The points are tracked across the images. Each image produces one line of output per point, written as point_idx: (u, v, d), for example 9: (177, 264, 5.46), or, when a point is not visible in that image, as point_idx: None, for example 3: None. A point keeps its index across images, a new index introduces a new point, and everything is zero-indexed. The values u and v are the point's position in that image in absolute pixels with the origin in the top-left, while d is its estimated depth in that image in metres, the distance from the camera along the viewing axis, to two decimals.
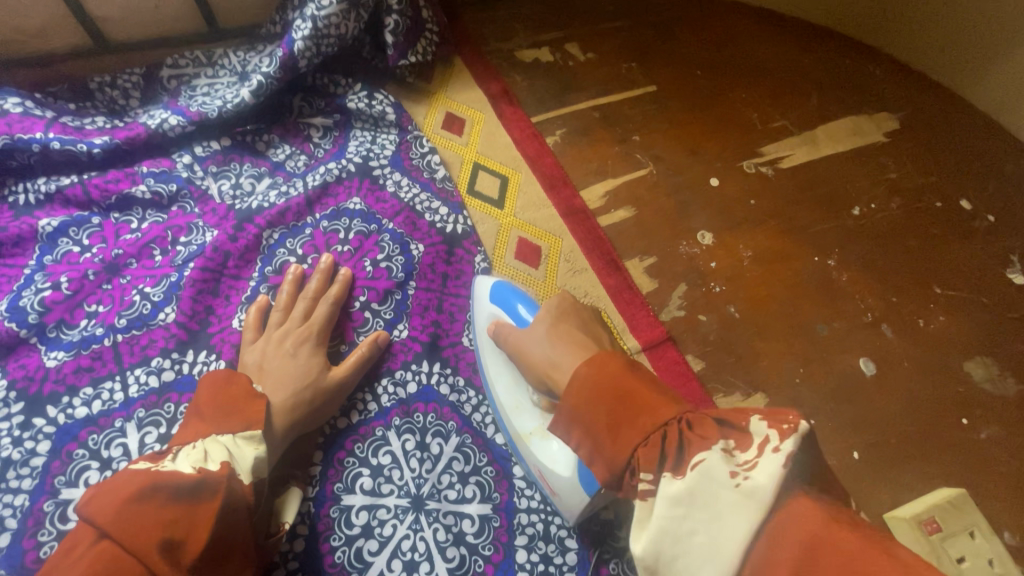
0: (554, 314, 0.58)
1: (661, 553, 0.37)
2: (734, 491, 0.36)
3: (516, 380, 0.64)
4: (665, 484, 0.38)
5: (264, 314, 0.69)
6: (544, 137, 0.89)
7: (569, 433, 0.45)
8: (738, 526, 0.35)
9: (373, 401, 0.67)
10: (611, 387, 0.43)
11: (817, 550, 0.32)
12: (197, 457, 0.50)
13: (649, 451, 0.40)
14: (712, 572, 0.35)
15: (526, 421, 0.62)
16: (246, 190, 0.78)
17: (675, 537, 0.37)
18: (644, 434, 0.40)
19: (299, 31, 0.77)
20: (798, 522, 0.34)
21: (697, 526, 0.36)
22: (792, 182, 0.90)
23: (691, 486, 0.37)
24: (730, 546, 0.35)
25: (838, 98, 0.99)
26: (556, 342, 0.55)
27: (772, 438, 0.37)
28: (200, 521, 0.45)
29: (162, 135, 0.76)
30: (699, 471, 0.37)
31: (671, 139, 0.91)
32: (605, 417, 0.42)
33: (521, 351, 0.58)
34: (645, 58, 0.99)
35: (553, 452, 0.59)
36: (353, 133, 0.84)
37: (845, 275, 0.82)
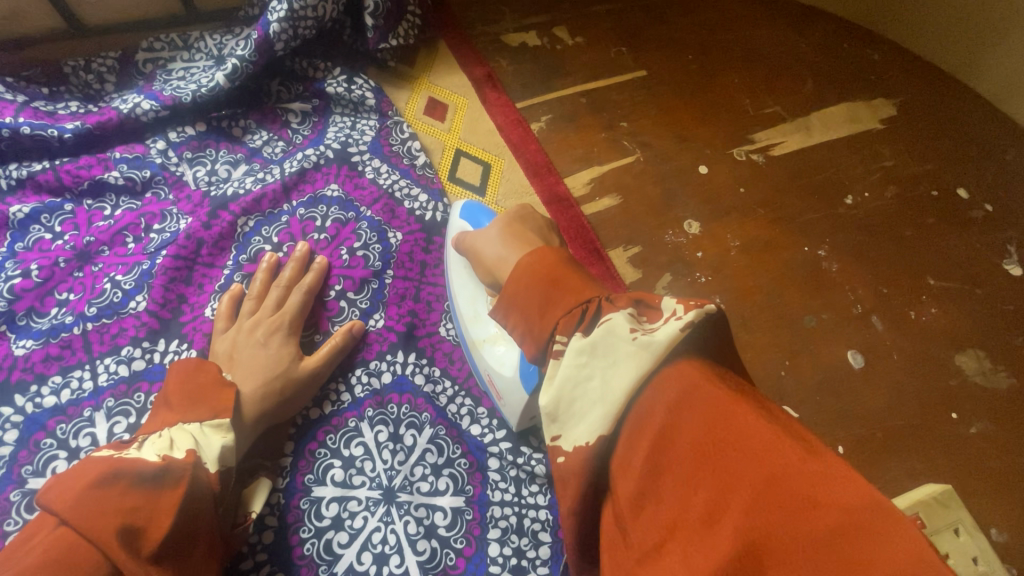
0: (508, 219, 0.64)
1: (561, 397, 0.39)
2: (632, 343, 0.38)
3: (475, 295, 0.66)
4: (574, 342, 0.40)
5: (237, 303, 0.67)
6: (529, 123, 0.87)
7: (507, 315, 0.47)
8: (631, 369, 0.38)
9: (347, 391, 0.66)
10: (543, 270, 0.45)
11: (709, 414, 0.35)
12: (163, 444, 0.49)
13: (569, 321, 0.41)
14: (603, 413, 0.38)
15: (483, 329, 0.64)
16: (221, 176, 0.76)
17: (574, 383, 0.39)
18: (568, 308, 0.42)
19: (275, 12, 0.75)
20: (681, 376, 0.37)
21: (596, 372, 0.39)
22: (784, 170, 0.87)
23: (596, 338, 0.39)
24: (619, 391, 0.38)
25: (834, 83, 0.96)
26: (508, 243, 0.61)
27: (678, 309, 0.39)
28: (162, 509, 0.44)
29: (135, 120, 0.75)
30: (606, 327, 0.39)
31: (660, 125, 0.89)
32: (537, 295, 0.44)
33: (477, 251, 0.63)
34: (636, 42, 0.96)
35: (501, 356, 0.61)
36: (332, 118, 0.82)
37: (836, 265, 0.80)
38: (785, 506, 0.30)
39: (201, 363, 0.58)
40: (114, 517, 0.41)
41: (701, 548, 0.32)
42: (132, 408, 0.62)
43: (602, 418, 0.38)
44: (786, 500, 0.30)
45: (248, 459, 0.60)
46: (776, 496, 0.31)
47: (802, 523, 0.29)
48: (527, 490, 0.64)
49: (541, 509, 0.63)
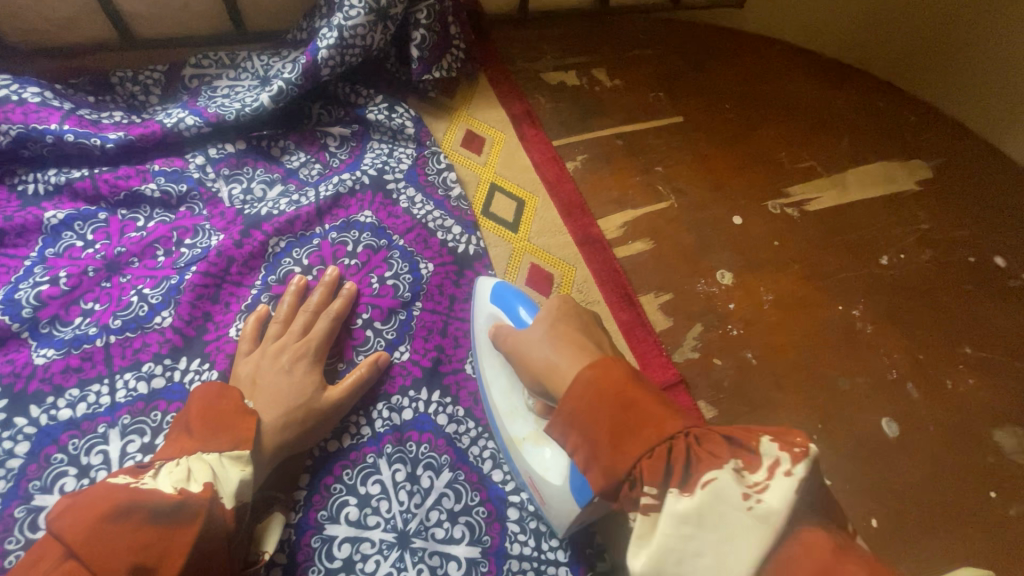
0: (552, 317, 0.55)
1: (663, 572, 0.37)
2: (746, 514, 0.36)
3: (514, 389, 0.62)
4: (672, 500, 0.38)
5: (262, 324, 0.66)
6: (565, 162, 0.87)
7: (567, 435, 0.44)
8: (748, 549, 0.35)
9: (367, 425, 0.64)
10: (617, 398, 0.42)
11: None
12: (180, 475, 0.47)
13: (653, 463, 0.39)
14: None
15: (522, 427, 0.61)
16: (257, 196, 0.76)
17: (678, 557, 0.37)
18: (648, 447, 0.39)
19: (324, 39, 0.76)
20: (812, 555, 0.34)
21: (704, 546, 0.36)
22: (819, 225, 0.86)
23: (701, 505, 0.37)
24: (738, 571, 0.35)
25: (870, 141, 0.96)
26: (557, 345, 0.52)
27: (784, 460, 0.37)
28: (178, 546, 0.42)
29: (177, 134, 0.75)
30: (710, 491, 0.37)
31: (696, 172, 0.89)
32: (608, 426, 0.41)
33: (522, 354, 0.54)
34: (674, 88, 0.97)
35: (546, 460, 0.58)
36: (370, 144, 0.82)
37: (870, 326, 0.78)
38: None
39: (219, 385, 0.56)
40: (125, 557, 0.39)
41: None
42: (148, 428, 0.61)
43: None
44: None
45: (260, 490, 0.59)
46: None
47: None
48: (547, 544, 0.61)
49: (561, 566, 0.60)
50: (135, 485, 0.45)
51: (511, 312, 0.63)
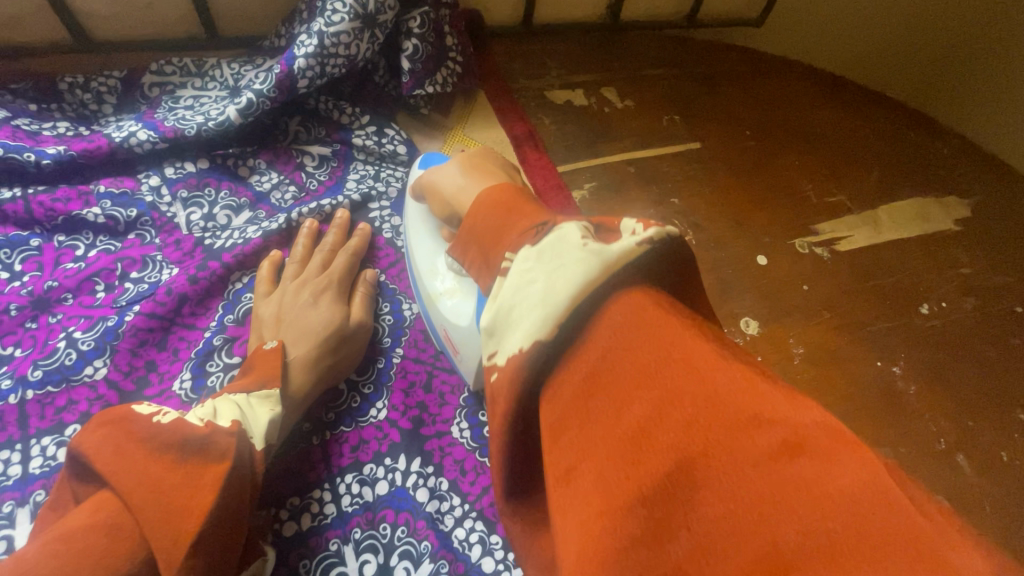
0: (467, 157, 0.56)
1: (499, 310, 0.34)
2: (583, 250, 0.32)
3: (433, 249, 0.59)
4: (522, 253, 0.34)
5: (277, 269, 0.63)
6: (570, 191, 0.78)
7: (464, 251, 0.40)
8: (576, 274, 0.31)
9: (332, 502, 0.54)
10: (500, 193, 0.39)
11: (647, 315, 0.30)
12: (207, 412, 0.45)
13: (522, 239, 0.35)
14: (540, 318, 0.31)
15: (441, 282, 0.56)
16: (219, 223, 0.67)
17: (513, 291, 0.33)
18: (523, 229, 0.36)
19: (303, 47, 0.67)
20: (633, 302, 0.31)
21: (539, 274, 0.32)
22: (851, 267, 0.78)
23: (544, 244, 0.33)
24: (558, 296, 0.31)
25: (902, 175, 0.88)
26: (470, 175, 0.53)
27: (636, 227, 0.33)
28: (205, 484, 0.39)
29: (128, 151, 0.65)
30: (556, 234, 0.34)
31: (714, 205, 0.80)
32: (493, 220, 0.38)
33: (435, 190, 0.55)
34: (690, 112, 0.89)
35: (456, 307, 0.54)
36: (354, 166, 0.73)
37: (913, 387, 0.70)
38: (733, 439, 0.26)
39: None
40: (152, 483, 0.37)
41: (645, 470, 0.26)
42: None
43: (535, 326, 0.31)
44: (734, 420, 0.26)
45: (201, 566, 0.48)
46: (721, 412, 0.26)
47: (747, 450, 0.25)
48: None
49: None
50: (155, 418, 0.41)
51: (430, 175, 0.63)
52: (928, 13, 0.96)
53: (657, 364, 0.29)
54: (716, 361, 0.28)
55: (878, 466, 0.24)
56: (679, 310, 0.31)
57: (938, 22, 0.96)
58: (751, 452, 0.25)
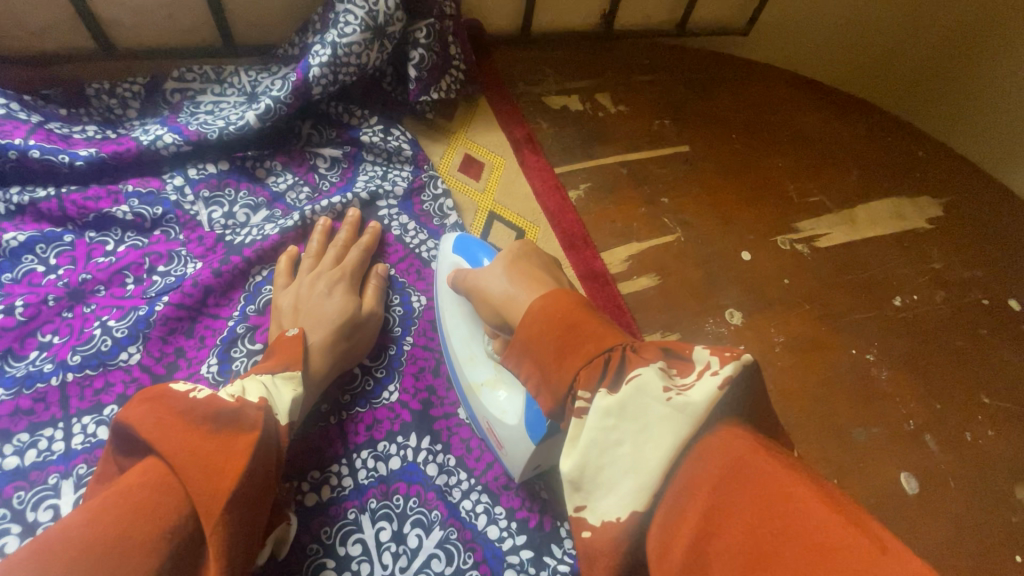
0: (511, 256, 0.57)
1: (586, 467, 0.39)
2: (664, 406, 0.36)
3: (471, 334, 0.62)
4: (600, 403, 0.38)
5: (294, 264, 0.68)
6: (567, 190, 0.83)
7: (519, 363, 0.44)
8: (662, 438, 0.36)
9: (349, 476, 0.59)
10: (561, 315, 0.42)
11: (744, 483, 0.33)
12: (236, 389, 0.49)
13: (590, 371, 0.39)
14: (633, 484, 0.37)
15: (480, 372, 0.60)
16: (239, 221, 0.72)
17: (600, 449, 0.39)
18: (590, 359, 0.40)
19: (317, 57, 0.72)
20: (724, 449, 0.35)
21: (625, 437, 0.38)
22: (829, 262, 0.83)
23: (622, 398, 0.38)
24: (650, 458, 0.37)
25: (879, 176, 0.93)
26: (513, 280, 0.54)
27: (712, 364, 0.37)
28: (239, 450, 0.44)
29: (154, 153, 0.70)
30: (634, 385, 0.38)
31: (702, 204, 0.85)
32: (557, 342, 0.42)
33: (480, 291, 0.57)
34: (680, 116, 0.94)
35: (501, 403, 0.57)
36: (363, 167, 0.78)
37: (885, 373, 0.75)
38: None
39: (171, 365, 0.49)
40: (194, 449, 0.42)
41: None
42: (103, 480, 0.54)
43: (631, 491, 0.37)
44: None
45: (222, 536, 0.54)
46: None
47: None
48: None
49: None
50: (190, 393, 0.45)
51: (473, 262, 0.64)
52: (905, 23, 1.01)
53: (760, 529, 0.31)
54: (829, 532, 0.29)
55: None
56: (780, 473, 0.33)
57: (914, 32, 1.02)
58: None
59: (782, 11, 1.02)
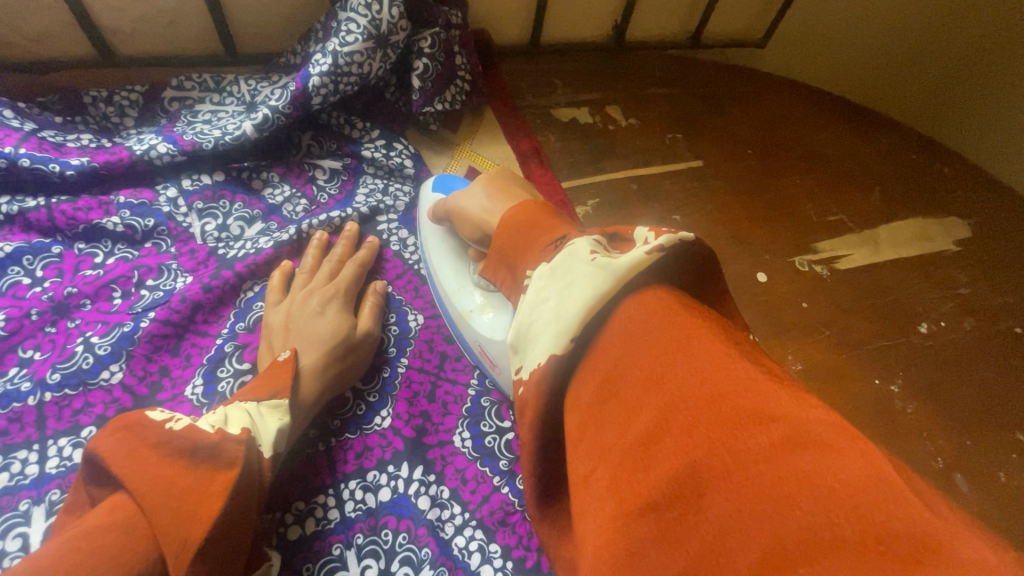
0: (489, 179, 0.62)
1: (521, 327, 0.39)
2: (590, 264, 0.37)
3: (456, 269, 0.65)
4: (539, 270, 0.40)
5: (287, 279, 0.65)
6: (574, 207, 0.80)
7: (495, 272, 0.47)
8: (583, 289, 0.36)
9: (336, 508, 0.55)
10: (520, 215, 0.45)
11: (657, 329, 0.33)
12: (218, 419, 0.45)
13: (543, 255, 0.41)
14: (555, 331, 0.36)
15: (469, 301, 0.62)
16: (233, 234, 0.69)
17: (533, 310, 0.39)
18: (542, 245, 0.42)
19: (317, 66, 0.70)
20: (646, 303, 0.35)
21: (554, 294, 0.38)
22: (850, 286, 0.79)
23: (557, 263, 0.39)
24: (573, 307, 0.36)
25: (902, 195, 0.89)
26: (490, 198, 0.59)
27: (649, 236, 0.38)
28: (213, 493, 0.39)
29: (148, 162, 0.68)
30: (568, 253, 0.39)
31: (715, 222, 0.82)
32: (516, 240, 0.44)
33: (458, 213, 0.61)
34: (693, 130, 0.91)
35: (490, 323, 0.60)
36: (363, 179, 0.76)
37: (910, 406, 0.70)
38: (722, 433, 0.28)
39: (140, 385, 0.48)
40: (165, 487, 0.38)
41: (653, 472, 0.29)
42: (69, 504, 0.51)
43: (553, 337, 0.36)
44: (733, 420, 0.28)
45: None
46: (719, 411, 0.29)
47: (748, 449, 0.27)
48: None
49: None
50: (167, 424, 0.42)
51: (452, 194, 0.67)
52: (927, 38, 0.98)
53: (661, 369, 0.31)
54: (726, 374, 0.30)
55: (871, 459, 0.26)
56: (696, 327, 0.33)
57: (937, 46, 0.98)
58: (754, 448, 0.27)
59: (799, 24, 0.99)
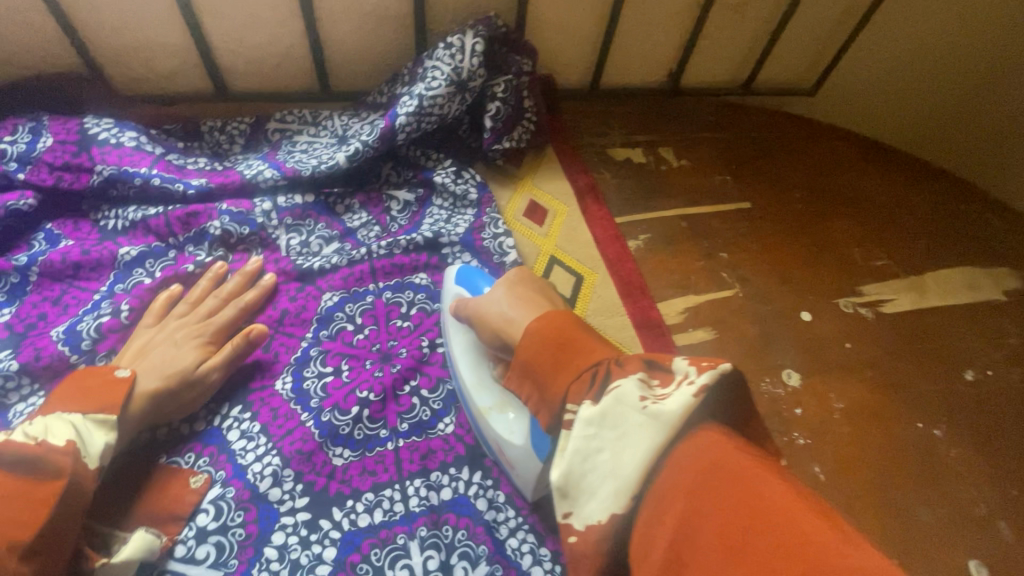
0: (511, 279, 0.64)
1: (572, 473, 0.41)
2: (641, 413, 0.40)
3: (480, 362, 0.65)
4: (583, 411, 0.42)
5: (171, 303, 0.69)
6: (626, 240, 0.85)
7: (522, 385, 0.50)
8: (642, 443, 0.39)
9: (402, 501, 0.61)
10: (552, 335, 0.48)
11: (730, 483, 0.36)
12: (38, 430, 0.49)
13: (579, 385, 0.44)
14: (615, 487, 0.39)
15: (489, 397, 0.63)
16: (313, 250, 0.78)
17: (583, 458, 0.41)
18: (579, 373, 0.45)
19: (405, 106, 0.79)
20: (702, 451, 0.38)
21: (605, 444, 0.41)
22: (894, 329, 0.81)
23: (604, 407, 0.41)
24: (629, 465, 0.39)
25: (951, 244, 0.91)
26: (515, 304, 0.61)
27: (690, 373, 0.41)
28: (38, 498, 0.46)
29: (254, 184, 0.77)
30: (614, 396, 0.42)
31: (761, 260, 0.86)
32: (549, 362, 0.47)
33: (482, 316, 0.62)
34: (742, 173, 0.96)
35: (511, 424, 0.60)
36: (430, 210, 0.83)
37: (954, 451, 0.72)
38: None
39: (120, 375, 0.58)
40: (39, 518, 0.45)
41: None
42: (180, 469, 0.60)
43: (612, 496, 0.39)
44: None
45: (286, 533, 0.58)
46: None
47: None
48: None
49: None
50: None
51: (474, 290, 0.69)
52: (976, 92, 1.01)
53: (740, 527, 0.34)
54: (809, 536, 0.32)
55: None
56: (771, 484, 0.35)
57: (988, 102, 1.01)
58: None
59: (848, 76, 1.03)
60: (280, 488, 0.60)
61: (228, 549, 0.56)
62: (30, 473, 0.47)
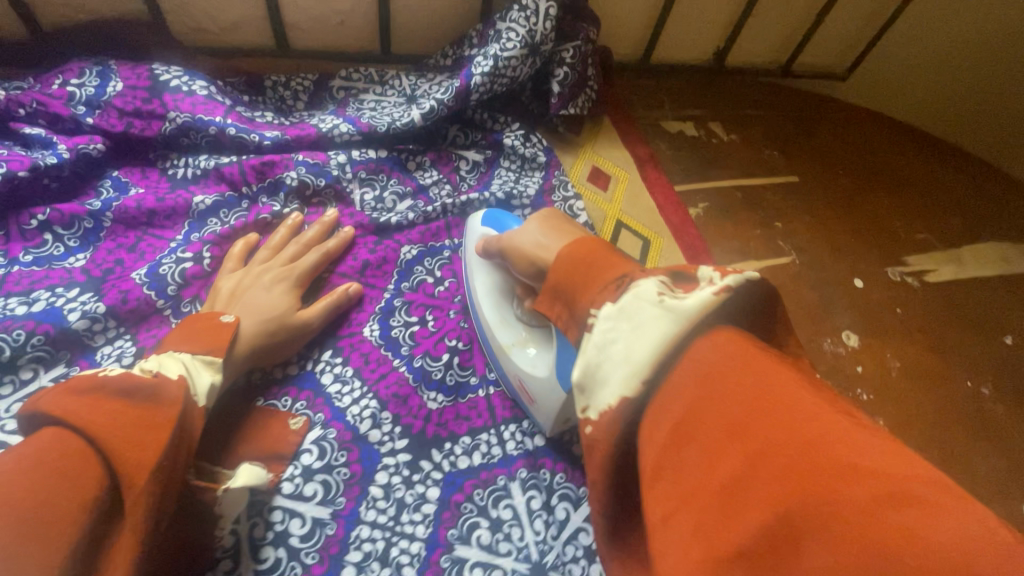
0: (545, 215, 0.60)
1: (584, 366, 0.37)
2: (658, 305, 0.36)
3: (497, 303, 0.65)
4: (603, 309, 0.38)
5: (250, 250, 0.68)
6: (687, 208, 0.88)
7: (550, 306, 0.44)
8: (655, 333, 0.36)
9: (498, 445, 0.62)
10: (580, 252, 0.43)
11: (740, 375, 0.33)
12: (151, 365, 0.48)
13: (613, 295, 0.39)
14: (625, 376, 0.36)
15: (510, 333, 0.63)
16: (387, 205, 0.78)
17: (598, 349, 0.37)
18: (604, 283, 0.40)
19: (479, 67, 0.79)
20: (719, 345, 0.35)
21: (620, 336, 0.37)
22: (938, 296, 0.85)
23: (621, 302, 0.38)
24: (644, 354, 0.36)
25: (982, 221, 0.96)
26: (547, 233, 0.57)
27: (716, 276, 0.38)
28: (160, 422, 0.42)
29: (329, 138, 0.77)
30: (635, 292, 0.38)
31: (814, 230, 0.89)
32: (580, 276, 0.42)
33: (510, 248, 0.59)
34: (788, 149, 0.99)
35: (533, 358, 0.60)
36: (499, 171, 0.84)
37: (1001, 407, 0.76)
38: (816, 480, 0.28)
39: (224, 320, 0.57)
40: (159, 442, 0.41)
41: (743, 518, 0.29)
42: (279, 410, 0.60)
43: (624, 385, 0.36)
44: (822, 476, 0.28)
45: (389, 472, 0.58)
46: (803, 462, 0.29)
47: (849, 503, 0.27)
48: None
49: None
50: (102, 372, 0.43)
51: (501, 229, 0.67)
52: (998, 78, 1.07)
53: (747, 413, 0.31)
54: (829, 429, 0.29)
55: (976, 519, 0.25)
56: (785, 379, 0.33)
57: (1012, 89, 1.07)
58: (851, 502, 0.27)
59: (883, 62, 1.08)
60: (380, 429, 0.60)
61: (334, 487, 0.56)
62: (147, 400, 0.43)
